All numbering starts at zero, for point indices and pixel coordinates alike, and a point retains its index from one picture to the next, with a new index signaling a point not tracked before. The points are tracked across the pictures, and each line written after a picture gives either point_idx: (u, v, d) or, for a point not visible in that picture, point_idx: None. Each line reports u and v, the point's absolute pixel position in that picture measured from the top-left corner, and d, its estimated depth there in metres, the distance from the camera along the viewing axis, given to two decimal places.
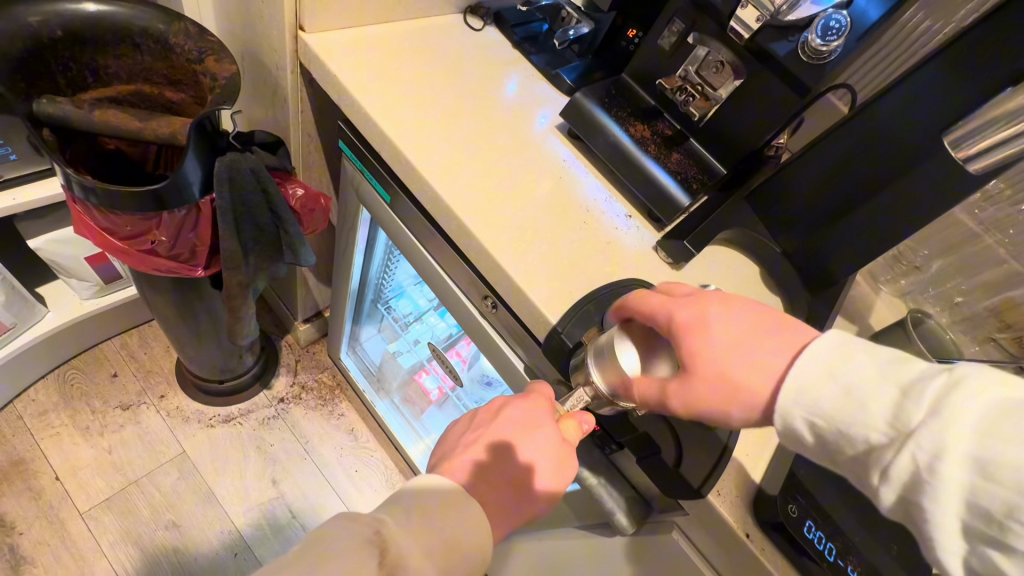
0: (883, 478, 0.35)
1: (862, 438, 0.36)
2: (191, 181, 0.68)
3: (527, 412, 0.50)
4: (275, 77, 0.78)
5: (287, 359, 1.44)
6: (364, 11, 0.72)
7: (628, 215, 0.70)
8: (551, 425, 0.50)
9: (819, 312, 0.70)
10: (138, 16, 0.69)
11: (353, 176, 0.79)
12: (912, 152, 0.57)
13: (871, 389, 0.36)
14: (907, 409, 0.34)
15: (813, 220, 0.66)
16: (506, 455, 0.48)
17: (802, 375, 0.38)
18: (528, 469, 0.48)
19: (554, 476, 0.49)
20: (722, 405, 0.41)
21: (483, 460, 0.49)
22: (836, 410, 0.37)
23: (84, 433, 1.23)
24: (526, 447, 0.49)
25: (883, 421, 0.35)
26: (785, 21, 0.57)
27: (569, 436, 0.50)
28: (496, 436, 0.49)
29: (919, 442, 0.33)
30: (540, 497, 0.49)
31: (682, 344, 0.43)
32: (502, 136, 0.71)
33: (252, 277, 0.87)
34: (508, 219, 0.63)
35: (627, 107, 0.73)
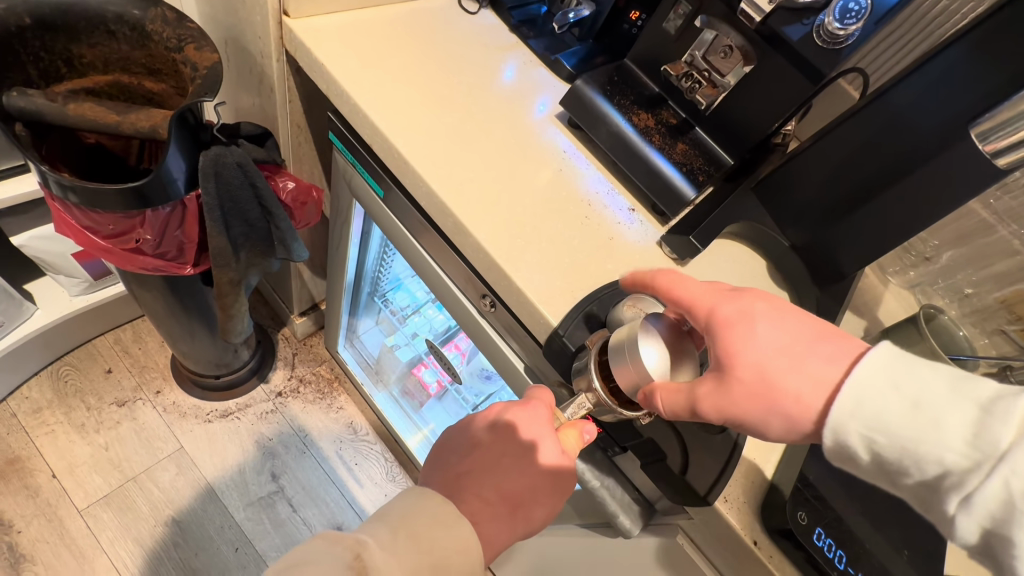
0: (963, 504, 0.34)
1: (936, 460, 0.34)
2: (175, 177, 0.65)
3: (526, 420, 0.49)
4: (261, 66, 0.74)
5: (284, 352, 1.42)
6: None
7: (631, 209, 0.68)
8: (550, 435, 0.48)
9: (827, 307, 0.68)
10: (112, 2, 0.65)
11: (343, 168, 0.76)
12: (939, 139, 0.54)
13: (945, 406, 0.35)
14: (991, 428, 0.33)
15: (822, 212, 0.64)
16: (503, 468, 0.47)
17: (861, 387, 0.37)
18: (526, 483, 0.47)
19: (552, 491, 0.48)
20: (760, 414, 0.40)
21: (480, 472, 0.48)
22: (902, 428, 0.35)
23: (80, 430, 1.21)
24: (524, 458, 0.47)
25: (961, 442, 0.34)
26: (799, 3, 0.54)
27: (569, 447, 0.49)
28: (495, 445, 0.48)
29: (1015, 469, 0.32)
30: (537, 510, 0.48)
31: (721, 339, 0.41)
32: (499, 125, 0.68)
33: (243, 274, 0.85)
34: (506, 216, 0.61)
35: (630, 94, 0.70)
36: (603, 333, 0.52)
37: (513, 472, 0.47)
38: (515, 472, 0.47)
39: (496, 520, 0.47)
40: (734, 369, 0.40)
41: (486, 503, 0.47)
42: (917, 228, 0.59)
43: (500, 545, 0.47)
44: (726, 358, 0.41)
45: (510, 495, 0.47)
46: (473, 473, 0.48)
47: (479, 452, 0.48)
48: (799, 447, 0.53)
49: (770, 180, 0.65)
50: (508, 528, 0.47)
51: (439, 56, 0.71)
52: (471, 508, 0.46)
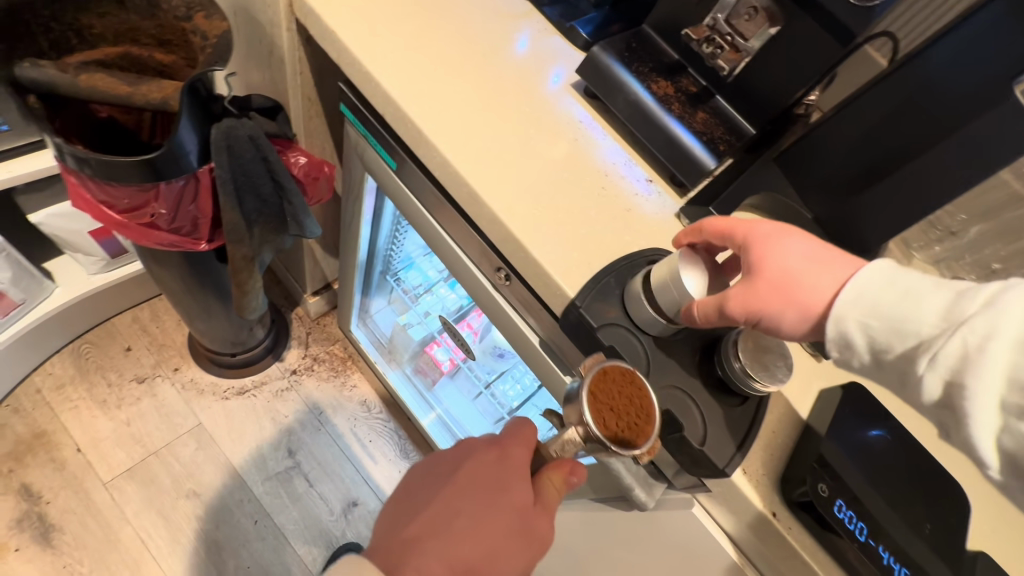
0: (932, 363, 0.38)
1: (913, 333, 0.39)
2: (188, 150, 0.65)
3: (494, 470, 0.52)
4: (271, 36, 0.73)
5: (298, 331, 1.44)
6: None
7: (649, 180, 0.66)
8: (515, 486, 0.51)
9: None
10: None
11: (355, 142, 0.75)
12: (981, 96, 0.52)
13: (925, 289, 0.39)
14: (961, 304, 0.38)
15: (850, 182, 0.62)
16: (460, 523, 0.49)
17: (864, 281, 0.41)
18: (490, 532, 0.49)
19: (516, 542, 0.50)
20: (776, 308, 0.44)
21: (437, 528, 0.49)
22: (894, 311, 0.40)
23: (102, 406, 1.24)
24: (486, 512, 0.50)
25: (935, 315, 0.38)
26: None
27: (540, 496, 0.52)
28: (456, 495, 0.51)
29: (971, 327, 0.36)
30: (499, 566, 0.49)
31: (753, 251, 0.45)
32: (513, 95, 0.66)
33: (257, 250, 0.85)
34: (523, 186, 0.60)
35: (649, 61, 0.67)
36: (598, 358, 0.49)
37: (473, 525, 0.49)
38: (474, 525, 0.49)
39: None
40: (762, 269, 0.44)
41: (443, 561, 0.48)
42: (949, 196, 0.57)
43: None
44: (756, 262, 0.45)
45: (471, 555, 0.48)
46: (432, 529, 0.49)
47: (438, 510, 0.50)
48: (817, 420, 0.53)
49: (793, 151, 0.63)
50: None
51: (451, 24, 0.69)
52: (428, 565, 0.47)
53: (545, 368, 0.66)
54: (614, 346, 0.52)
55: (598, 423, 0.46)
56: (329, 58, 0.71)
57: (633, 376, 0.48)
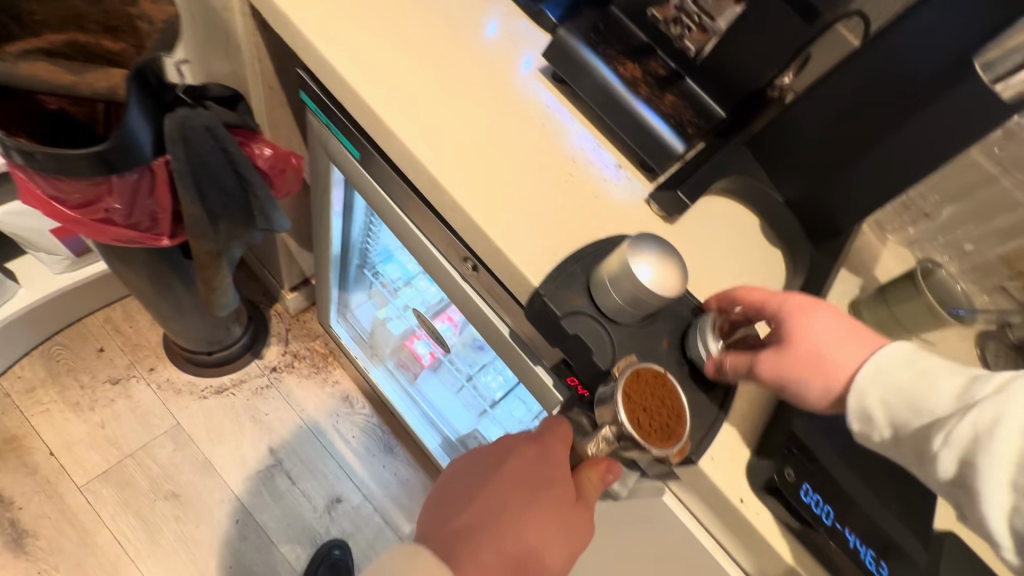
0: (946, 440, 0.37)
1: (927, 411, 0.39)
2: (141, 141, 0.63)
3: (537, 466, 0.51)
4: (225, 22, 0.70)
5: (277, 328, 1.41)
6: None
7: (618, 165, 0.65)
8: (562, 482, 0.50)
9: (820, 263, 0.65)
10: None
11: (318, 131, 0.73)
12: (945, 76, 0.50)
13: (942, 371, 0.40)
14: (973, 388, 0.38)
15: (820, 165, 0.61)
16: (506, 521, 0.48)
17: (884, 361, 0.42)
18: (532, 533, 0.48)
19: (559, 541, 0.48)
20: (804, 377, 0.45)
21: (481, 525, 0.49)
22: (910, 392, 0.41)
23: (75, 409, 1.22)
24: (536, 507, 0.49)
25: (950, 399, 0.39)
26: None
27: (586, 494, 0.50)
28: (499, 492, 0.50)
29: (982, 410, 0.36)
30: (543, 566, 0.48)
31: (787, 322, 0.47)
32: (479, 81, 0.64)
33: (223, 246, 0.83)
34: (487, 174, 0.58)
35: (617, 44, 0.66)
36: (631, 360, 0.50)
37: (524, 525, 0.48)
38: (531, 524, 0.48)
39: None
40: (795, 341, 0.46)
41: (491, 559, 0.47)
42: (911, 178, 0.57)
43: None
44: (790, 334, 0.46)
45: (515, 555, 0.47)
46: (474, 526, 0.49)
47: (481, 507, 0.50)
48: (782, 406, 0.52)
49: (763, 136, 0.63)
50: None
51: (414, 7, 0.67)
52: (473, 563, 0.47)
53: (517, 359, 0.65)
54: (579, 335, 0.51)
55: (633, 422, 0.46)
56: (285, 44, 0.68)
57: (663, 377, 0.49)
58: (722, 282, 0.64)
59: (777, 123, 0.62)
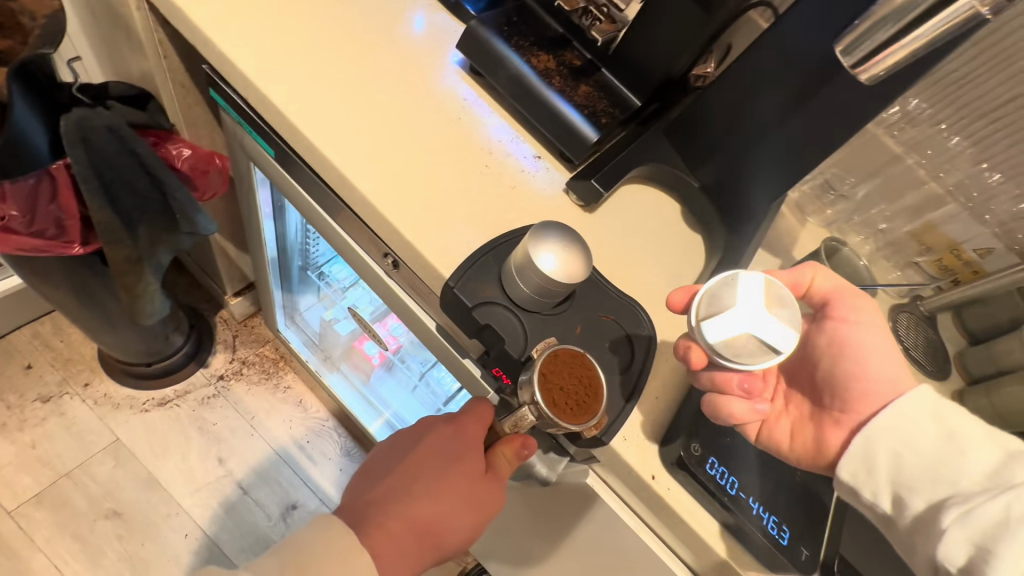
0: (960, 518, 0.42)
1: (931, 490, 0.45)
2: (33, 138, 0.60)
3: (450, 440, 0.51)
4: (125, 17, 0.67)
5: (223, 335, 1.37)
6: None
7: (537, 156, 0.66)
8: (472, 458, 0.50)
9: (734, 245, 0.67)
10: None
11: (233, 130, 0.70)
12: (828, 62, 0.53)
13: (974, 444, 0.45)
14: (1012, 468, 0.43)
15: (729, 151, 0.64)
16: (414, 494, 0.48)
17: (894, 422, 0.47)
18: (440, 508, 0.48)
19: (466, 516, 0.49)
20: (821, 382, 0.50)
21: (388, 498, 0.48)
22: (930, 456, 0.45)
23: (2, 430, 1.15)
24: (443, 480, 0.49)
25: (954, 475, 0.44)
26: None
27: (497, 467, 0.50)
28: (411, 468, 0.50)
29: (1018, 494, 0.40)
30: (449, 539, 0.49)
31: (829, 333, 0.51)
32: (394, 76, 0.63)
33: (144, 252, 0.80)
34: (399, 169, 0.58)
35: (530, 36, 0.66)
36: (550, 343, 0.50)
37: (429, 499, 0.48)
38: (435, 497, 0.49)
39: (402, 552, 0.47)
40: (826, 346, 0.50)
41: (395, 532, 0.47)
42: (809, 162, 0.59)
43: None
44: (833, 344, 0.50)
45: (420, 528, 0.48)
46: (382, 500, 0.48)
47: (392, 483, 0.49)
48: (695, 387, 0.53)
49: (676, 123, 0.66)
50: (417, 555, 0.48)
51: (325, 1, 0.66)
52: (376, 538, 0.47)
53: (445, 353, 0.65)
54: (490, 325, 0.51)
55: (549, 400, 0.46)
56: (189, 39, 0.66)
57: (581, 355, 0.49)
58: (641, 267, 0.66)
59: (687, 112, 0.64)
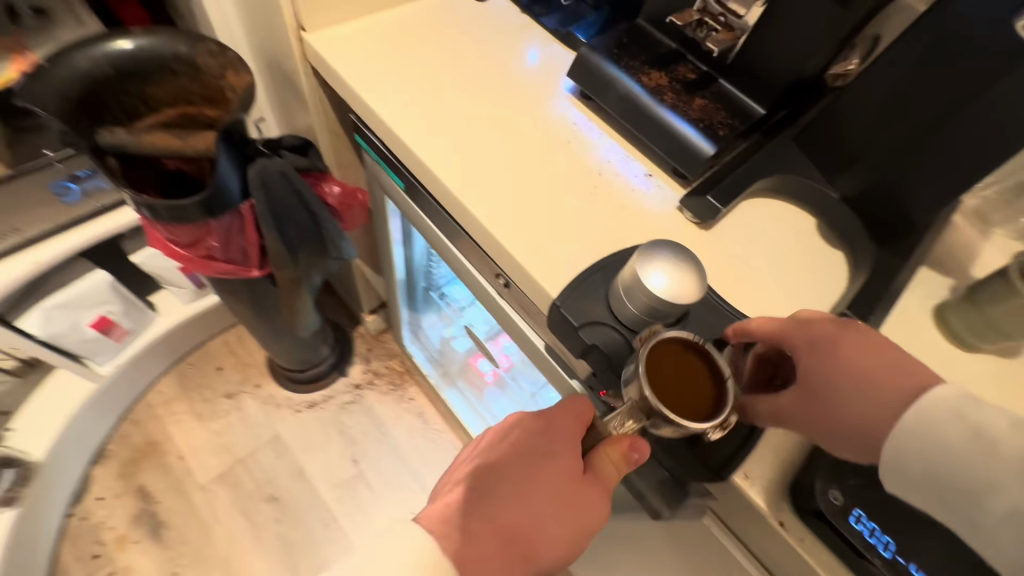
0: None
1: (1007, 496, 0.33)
2: (230, 187, 0.75)
3: (544, 435, 0.50)
4: (296, 82, 0.80)
5: (360, 348, 1.54)
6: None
7: (648, 174, 0.64)
8: (566, 455, 0.49)
9: (886, 262, 0.58)
10: (164, 43, 0.69)
11: (373, 167, 0.81)
12: None
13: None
14: None
15: (882, 152, 0.56)
16: (507, 490, 0.48)
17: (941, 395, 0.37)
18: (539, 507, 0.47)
19: (564, 519, 0.47)
20: (856, 375, 0.40)
21: (484, 496, 0.47)
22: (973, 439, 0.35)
23: (199, 418, 1.42)
24: (543, 472, 0.49)
25: None
26: None
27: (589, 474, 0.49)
28: (506, 463, 0.49)
29: None
30: (546, 544, 0.47)
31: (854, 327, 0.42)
32: (510, 107, 0.68)
33: (304, 273, 0.94)
34: (511, 193, 0.61)
35: (642, 55, 0.66)
36: (653, 329, 0.46)
37: (525, 493, 0.48)
38: (528, 494, 0.48)
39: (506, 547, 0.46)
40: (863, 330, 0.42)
41: (490, 533, 0.45)
42: (992, 156, 0.50)
43: None
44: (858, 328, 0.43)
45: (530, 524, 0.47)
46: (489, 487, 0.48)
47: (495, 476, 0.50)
48: None
49: (812, 129, 0.60)
50: (512, 566, 0.45)
51: (447, 47, 0.72)
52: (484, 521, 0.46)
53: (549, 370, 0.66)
54: (597, 344, 0.51)
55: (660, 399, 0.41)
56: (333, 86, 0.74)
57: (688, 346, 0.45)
58: (765, 287, 0.60)
59: (827, 116, 0.59)
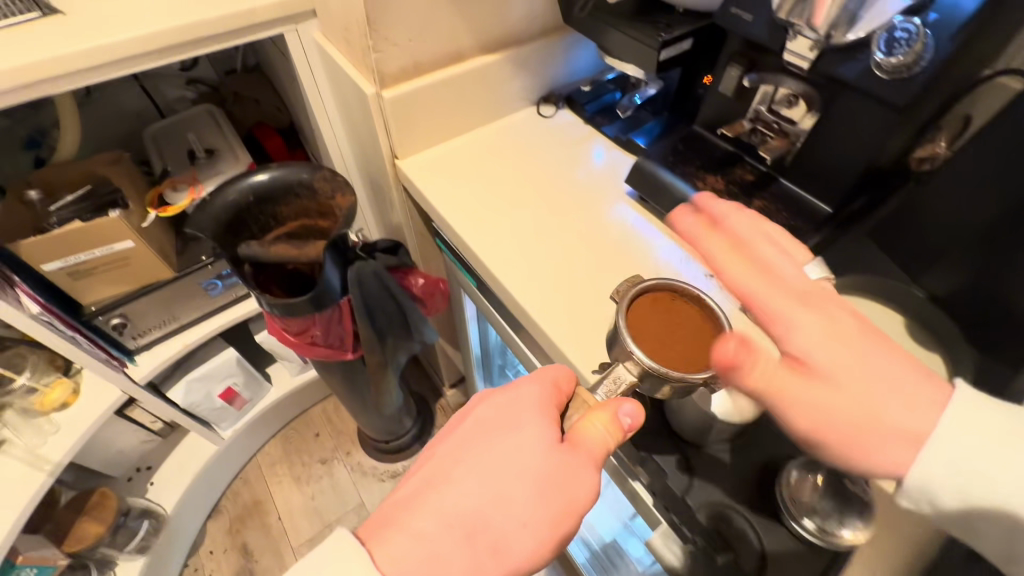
0: None
1: None
2: (333, 285, 0.86)
3: (511, 401, 0.46)
4: (390, 195, 0.94)
5: (441, 421, 1.61)
6: (438, 129, 0.80)
7: (708, 274, 0.65)
8: (530, 423, 0.43)
9: (994, 372, 0.50)
10: (293, 174, 0.87)
11: (452, 266, 0.91)
12: None
13: None
14: None
15: (972, 242, 0.53)
16: (465, 471, 0.42)
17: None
18: (504, 483, 0.41)
19: (534, 497, 0.41)
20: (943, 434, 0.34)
21: (441, 483, 0.42)
22: None
23: (297, 481, 1.55)
24: (505, 445, 0.42)
25: None
26: (844, 42, 0.48)
27: (561, 444, 0.43)
28: (467, 439, 0.44)
29: None
30: (512, 530, 0.40)
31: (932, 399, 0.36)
32: (573, 211, 0.74)
33: (389, 355, 1.05)
34: (570, 299, 0.64)
35: (698, 160, 0.69)
36: (629, 283, 0.51)
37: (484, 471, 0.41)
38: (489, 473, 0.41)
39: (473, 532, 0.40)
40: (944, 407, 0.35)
41: (443, 520, 0.40)
42: None
43: None
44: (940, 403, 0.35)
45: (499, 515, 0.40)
46: (458, 463, 0.42)
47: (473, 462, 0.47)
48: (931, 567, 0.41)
49: (890, 223, 0.59)
50: (472, 558, 0.39)
51: (520, 157, 0.81)
52: (447, 508, 0.40)
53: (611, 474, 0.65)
54: (652, 456, 0.52)
55: (650, 357, 0.45)
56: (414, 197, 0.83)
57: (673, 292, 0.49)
58: None
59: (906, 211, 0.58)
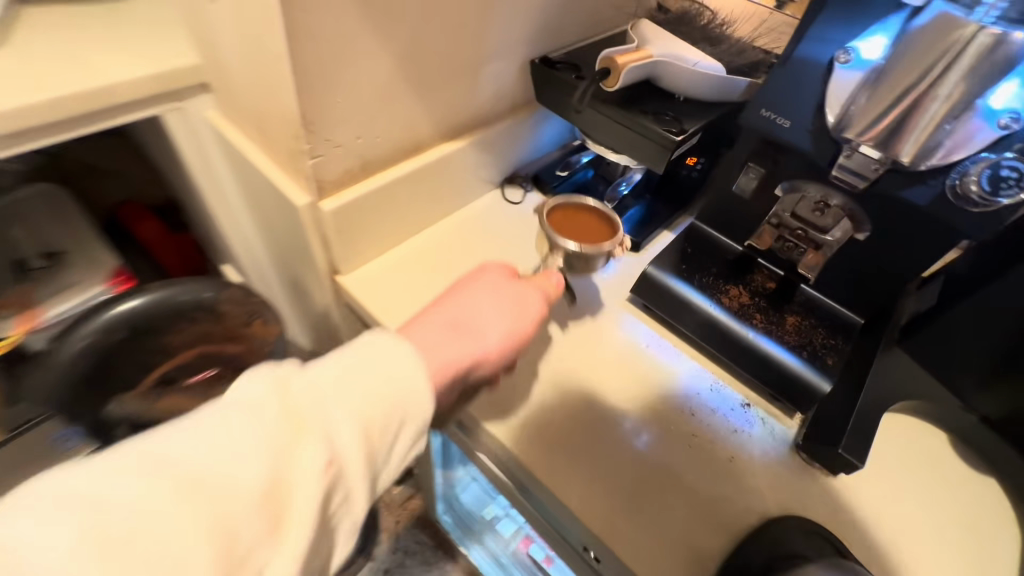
0: None
1: None
2: None
3: (471, 273, 0.49)
4: (320, 306, 0.73)
5: None
6: (388, 233, 0.62)
7: (745, 403, 0.55)
8: (495, 269, 0.49)
9: None
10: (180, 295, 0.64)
11: None
12: None
13: None
14: None
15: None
16: (448, 300, 0.45)
17: None
18: (477, 312, 0.44)
19: (512, 314, 0.46)
20: None
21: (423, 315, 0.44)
22: None
23: None
24: (475, 285, 0.47)
25: None
26: (921, 169, 0.40)
27: (524, 291, 0.48)
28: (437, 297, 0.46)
29: None
30: (486, 325, 0.44)
31: None
32: (573, 332, 0.60)
33: None
34: (597, 467, 0.49)
35: (712, 267, 0.59)
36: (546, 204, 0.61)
37: (462, 300, 0.45)
38: (467, 297, 0.45)
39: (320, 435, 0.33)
40: None
41: (433, 329, 0.42)
42: None
43: (450, 373, 0.40)
44: None
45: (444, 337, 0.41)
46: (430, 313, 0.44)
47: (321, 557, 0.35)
48: None
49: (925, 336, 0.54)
50: (457, 344, 0.41)
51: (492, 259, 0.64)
52: (311, 372, 0.35)
53: None
54: None
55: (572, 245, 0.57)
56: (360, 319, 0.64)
57: (582, 206, 0.62)
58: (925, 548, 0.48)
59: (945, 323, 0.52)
